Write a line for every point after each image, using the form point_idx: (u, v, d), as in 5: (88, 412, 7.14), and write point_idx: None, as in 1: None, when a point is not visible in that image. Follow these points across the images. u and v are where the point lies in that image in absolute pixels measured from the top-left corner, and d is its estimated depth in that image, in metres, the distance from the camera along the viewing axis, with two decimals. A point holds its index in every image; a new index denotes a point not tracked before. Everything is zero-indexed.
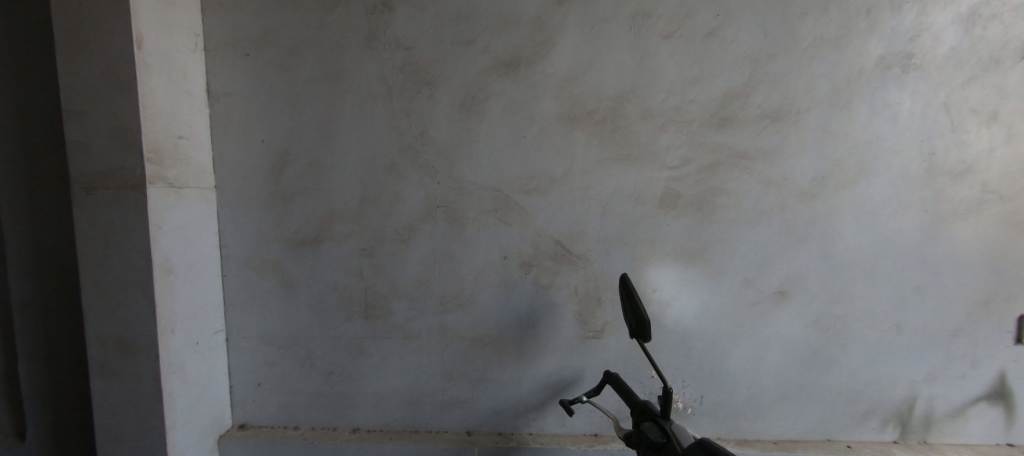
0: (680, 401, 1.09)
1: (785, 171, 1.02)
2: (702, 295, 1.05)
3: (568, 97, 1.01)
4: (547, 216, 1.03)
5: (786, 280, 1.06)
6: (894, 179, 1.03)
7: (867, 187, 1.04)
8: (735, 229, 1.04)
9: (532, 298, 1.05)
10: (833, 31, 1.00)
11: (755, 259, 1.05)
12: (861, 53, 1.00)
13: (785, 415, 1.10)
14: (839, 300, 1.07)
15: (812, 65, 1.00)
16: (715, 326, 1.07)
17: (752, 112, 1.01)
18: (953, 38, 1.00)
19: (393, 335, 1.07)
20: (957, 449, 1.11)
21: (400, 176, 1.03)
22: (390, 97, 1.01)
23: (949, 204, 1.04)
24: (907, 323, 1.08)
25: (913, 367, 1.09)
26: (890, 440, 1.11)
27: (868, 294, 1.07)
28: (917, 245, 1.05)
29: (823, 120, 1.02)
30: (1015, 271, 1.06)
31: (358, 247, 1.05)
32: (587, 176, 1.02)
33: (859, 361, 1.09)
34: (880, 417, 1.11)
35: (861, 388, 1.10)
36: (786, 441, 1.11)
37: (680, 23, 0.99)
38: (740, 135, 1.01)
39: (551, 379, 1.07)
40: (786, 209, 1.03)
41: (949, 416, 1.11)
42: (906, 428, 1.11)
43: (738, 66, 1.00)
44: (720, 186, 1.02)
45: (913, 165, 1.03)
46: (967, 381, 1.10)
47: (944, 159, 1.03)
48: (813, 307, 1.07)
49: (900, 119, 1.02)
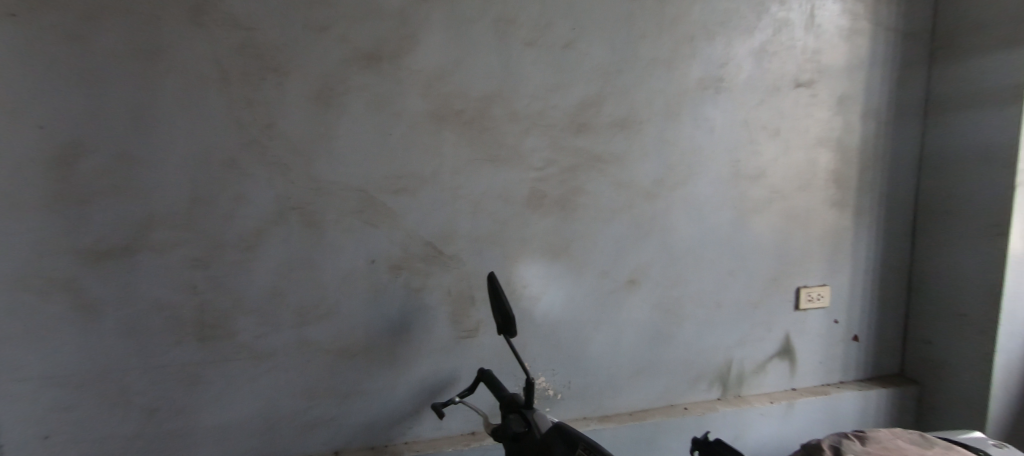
0: (551, 388, 1.16)
1: (631, 174, 1.16)
2: (567, 288, 1.14)
3: (436, 96, 0.99)
4: (417, 217, 1.00)
5: (635, 269, 1.20)
6: (712, 182, 1.25)
7: (693, 187, 1.23)
8: (594, 226, 1.14)
9: (403, 302, 1.02)
10: (666, 53, 1.16)
11: (611, 252, 1.17)
12: (685, 74, 1.19)
13: (638, 388, 1.25)
14: (676, 284, 1.25)
15: (650, 81, 1.15)
16: (578, 315, 1.16)
17: (603, 120, 1.12)
18: (748, 67, 1.26)
19: (240, 356, 0.94)
20: (759, 398, 1.41)
21: (243, 174, 0.90)
22: (226, 82, 0.87)
23: (749, 202, 1.31)
24: (724, 300, 1.32)
25: (729, 336, 1.35)
26: (714, 398, 1.36)
27: (696, 277, 1.28)
28: (728, 235, 1.30)
29: (660, 129, 1.18)
30: (792, 252, 1.42)
31: (188, 257, 0.89)
32: (457, 176, 1.02)
33: (692, 335, 1.29)
34: (707, 379, 1.34)
35: (694, 357, 1.31)
36: (639, 411, 1.26)
37: (540, 32, 1.05)
38: (595, 140, 1.12)
39: (426, 383, 1.05)
40: (634, 207, 1.18)
41: (754, 372, 1.40)
42: (725, 385, 1.37)
43: (592, 77, 1.10)
44: (579, 187, 1.12)
45: (725, 170, 1.26)
46: (765, 342, 1.41)
47: (745, 166, 1.29)
48: (657, 291, 1.23)
49: (714, 131, 1.24)
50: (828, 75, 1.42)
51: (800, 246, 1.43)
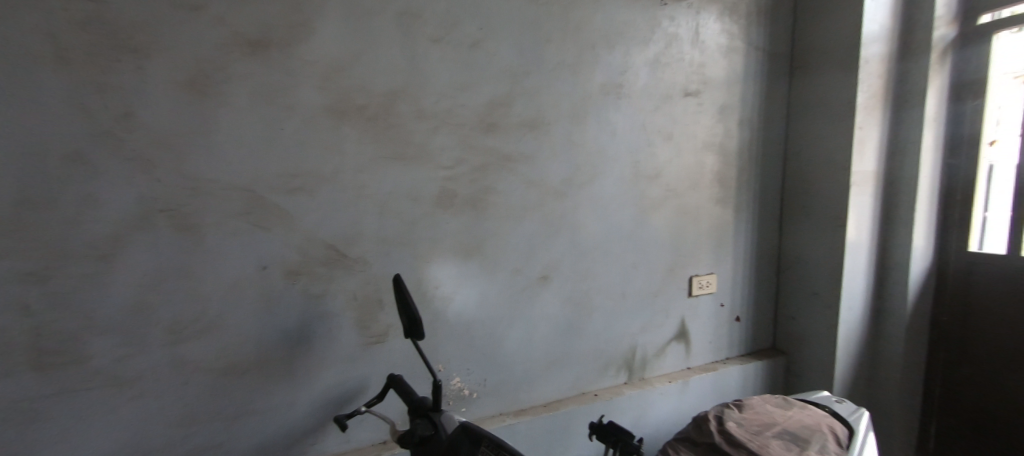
0: (466, 388, 1.16)
1: (541, 173, 1.20)
2: (481, 286, 1.14)
3: (335, 89, 0.93)
4: (316, 219, 0.94)
5: (547, 265, 1.24)
6: (616, 181, 1.35)
7: (599, 186, 1.31)
8: (506, 224, 1.16)
9: (303, 310, 0.94)
10: (571, 58, 1.22)
11: (523, 250, 1.20)
12: (589, 80, 1.26)
13: (551, 380, 1.30)
14: (585, 278, 1.32)
15: (557, 84, 1.20)
16: (492, 313, 1.17)
17: (512, 120, 1.14)
18: (644, 76, 1.38)
19: (95, 385, 0.79)
20: (660, 379, 1.55)
21: (93, 171, 0.76)
22: (66, 61, 0.72)
23: (648, 200, 1.43)
24: (628, 291, 1.43)
25: (633, 324, 1.46)
26: (621, 382, 1.46)
27: (603, 271, 1.36)
28: (631, 231, 1.41)
29: (567, 131, 1.23)
30: (685, 245, 1.58)
31: (15, 271, 0.71)
32: (361, 175, 0.97)
33: (601, 325, 1.38)
34: (615, 366, 1.44)
35: (603, 346, 1.40)
36: (553, 402, 1.31)
37: (447, 29, 1.04)
38: (506, 140, 1.14)
39: (331, 394, 0.99)
40: (545, 205, 1.22)
41: (656, 355, 1.54)
42: (631, 370, 1.48)
43: (501, 78, 1.12)
44: (490, 186, 1.13)
45: (626, 170, 1.37)
46: (664, 328, 1.55)
47: (644, 166, 1.41)
48: (568, 286, 1.29)
49: (617, 134, 1.33)
50: (710, 86, 1.61)
51: (691, 239, 1.60)
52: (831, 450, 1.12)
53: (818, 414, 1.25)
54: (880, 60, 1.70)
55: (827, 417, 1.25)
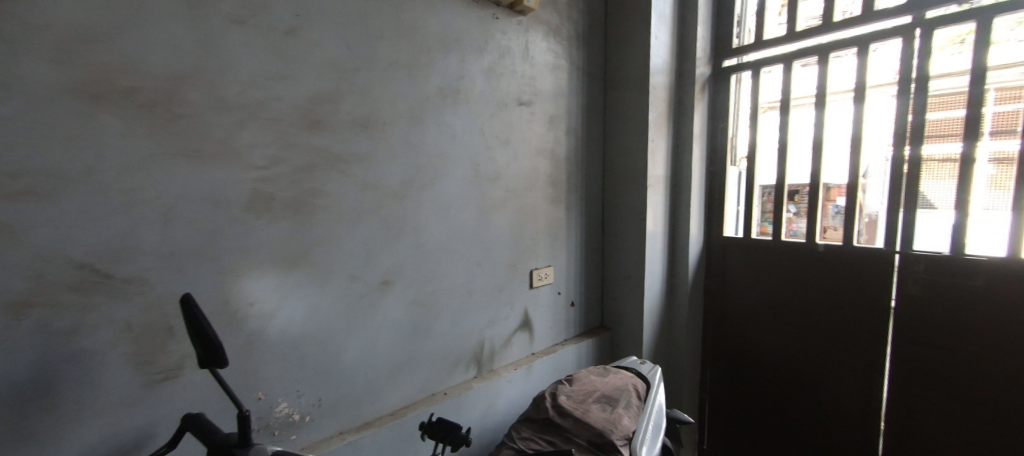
0: (296, 413, 1.09)
1: (376, 174, 1.19)
2: (310, 298, 1.09)
3: (84, 65, 0.79)
4: (64, 231, 0.79)
5: (388, 270, 1.25)
6: (457, 182, 1.42)
7: (440, 188, 1.37)
8: (337, 229, 1.13)
9: (38, 352, 0.78)
10: (405, 58, 1.24)
11: (360, 256, 1.18)
12: (426, 82, 1.30)
13: (399, 388, 1.30)
14: (430, 280, 1.37)
15: (390, 83, 1.21)
16: (325, 325, 1.13)
17: (341, 117, 1.11)
18: (481, 83, 1.49)
19: None
20: (507, 367, 1.71)
21: None
22: None
23: (489, 201, 1.56)
24: (475, 288, 1.54)
25: (481, 320, 1.57)
26: (471, 377, 1.55)
27: (448, 271, 1.43)
28: (474, 231, 1.51)
29: (404, 132, 1.25)
30: (524, 241, 1.76)
31: None
32: (133, 174, 0.85)
33: (448, 325, 1.44)
34: (465, 362, 1.52)
35: (452, 344, 1.46)
36: (401, 409, 1.31)
37: (253, 11, 0.97)
38: (333, 138, 1.10)
39: (99, 446, 0.85)
40: (383, 207, 1.22)
41: (502, 346, 1.69)
42: (480, 364, 1.59)
43: (325, 71, 1.08)
44: (317, 188, 1.08)
45: (467, 173, 1.46)
46: (508, 320, 1.71)
47: (484, 169, 1.53)
48: (412, 289, 1.32)
49: (457, 137, 1.40)
50: (542, 98, 1.80)
51: (529, 236, 1.79)
52: (634, 403, 1.37)
53: (626, 377, 1.52)
54: (664, 88, 2.14)
55: (632, 378, 1.52)
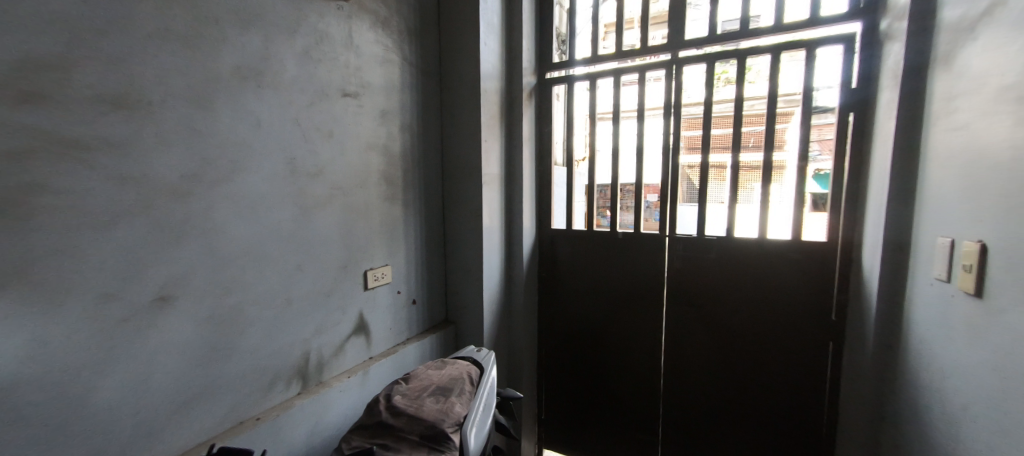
0: None
1: (144, 166, 1.07)
2: (38, 329, 0.93)
3: None
4: None
5: (165, 285, 1.13)
6: (265, 176, 1.34)
7: (241, 183, 1.28)
8: (79, 237, 0.98)
9: None
10: (183, 29, 1.13)
11: (120, 268, 1.04)
12: (214, 61, 1.19)
13: (189, 421, 1.19)
14: (229, 293, 1.27)
15: (158, 56, 1.08)
16: (69, 362, 0.98)
17: (83, 92, 0.97)
18: (292, 68, 1.41)
19: None
20: (339, 377, 1.63)
21: None
22: None
23: (310, 198, 1.50)
24: (295, 296, 1.46)
25: (303, 331, 1.50)
26: (294, 394, 1.47)
27: (256, 279, 1.34)
28: (292, 231, 1.44)
29: (185, 117, 1.14)
30: (356, 241, 1.72)
31: None
32: None
33: (258, 341, 1.35)
34: (284, 379, 1.44)
35: (265, 362, 1.38)
36: (194, 446, 1.21)
37: None
38: (70, 120, 0.95)
39: None
40: (153, 206, 1.09)
41: (333, 355, 1.62)
42: (305, 379, 1.51)
43: (52, 33, 0.92)
44: (40, 182, 0.92)
45: (279, 167, 1.38)
46: (340, 326, 1.65)
47: (302, 163, 1.46)
48: (203, 306, 1.20)
49: (262, 126, 1.32)
50: (370, 90, 1.77)
51: (362, 235, 1.75)
52: (466, 390, 1.45)
53: (462, 366, 1.60)
54: (496, 92, 2.29)
55: (467, 366, 1.61)
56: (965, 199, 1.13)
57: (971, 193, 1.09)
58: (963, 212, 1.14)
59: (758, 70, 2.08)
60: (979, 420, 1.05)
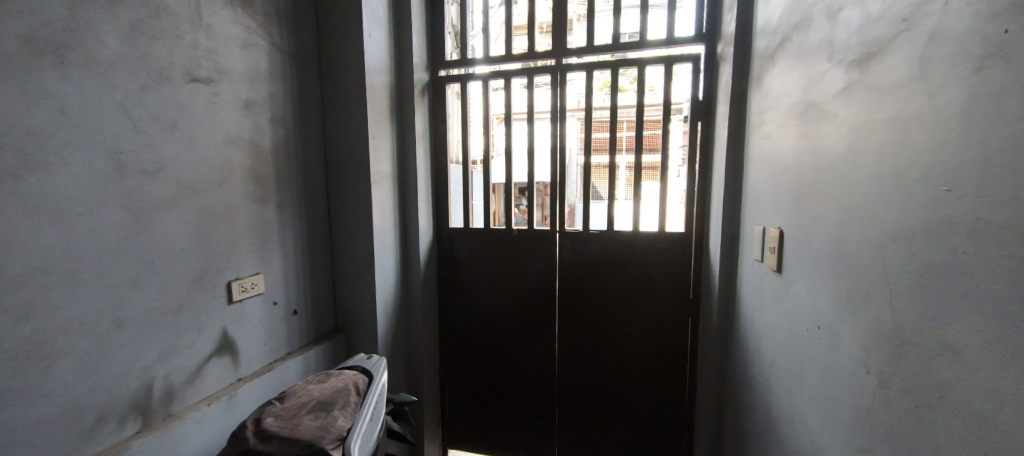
0: None
1: None
2: None
3: None
4: None
5: None
6: (79, 175, 1.15)
7: (42, 181, 1.08)
8: None
9: None
10: None
11: None
12: None
13: None
14: (27, 321, 1.07)
15: None
16: None
17: None
18: (115, 44, 1.23)
19: None
20: (196, 406, 1.45)
21: None
22: None
23: (146, 200, 1.30)
24: (128, 319, 1.27)
25: (144, 357, 1.31)
26: (132, 433, 1.28)
27: (69, 300, 1.14)
28: (121, 240, 1.24)
29: None
30: (216, 249, 1.53)
31: None
32: None
33: (73, 377, 1.15)
34: (117, 416, 1.25)
35: (86, 399, 1.18)
36: None
37: None
38: None
39: None
40: None
41: (188, 382, 1.44)
42: (148, 414, 1.32)
43: None
44: None
45: (101, 163, 1.19)
46: (196, 347, 1.46)
47: (133, 158, 1.27)
48: None
49: (70, 112, 1.13)
50: (227, 77, 1.58)
51: (223, 242, 1.56)
52: (352, 401, 1.38)
53: (348, 376, 1.51)
54: (384, 87, 2.19)
55: (355, 375, 1.53)
56: (771, 194, 1.41)
57: (776, 190, 1.35)
58: (770, 204, 1.41)
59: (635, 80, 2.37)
60: (778, 371, 1.31)
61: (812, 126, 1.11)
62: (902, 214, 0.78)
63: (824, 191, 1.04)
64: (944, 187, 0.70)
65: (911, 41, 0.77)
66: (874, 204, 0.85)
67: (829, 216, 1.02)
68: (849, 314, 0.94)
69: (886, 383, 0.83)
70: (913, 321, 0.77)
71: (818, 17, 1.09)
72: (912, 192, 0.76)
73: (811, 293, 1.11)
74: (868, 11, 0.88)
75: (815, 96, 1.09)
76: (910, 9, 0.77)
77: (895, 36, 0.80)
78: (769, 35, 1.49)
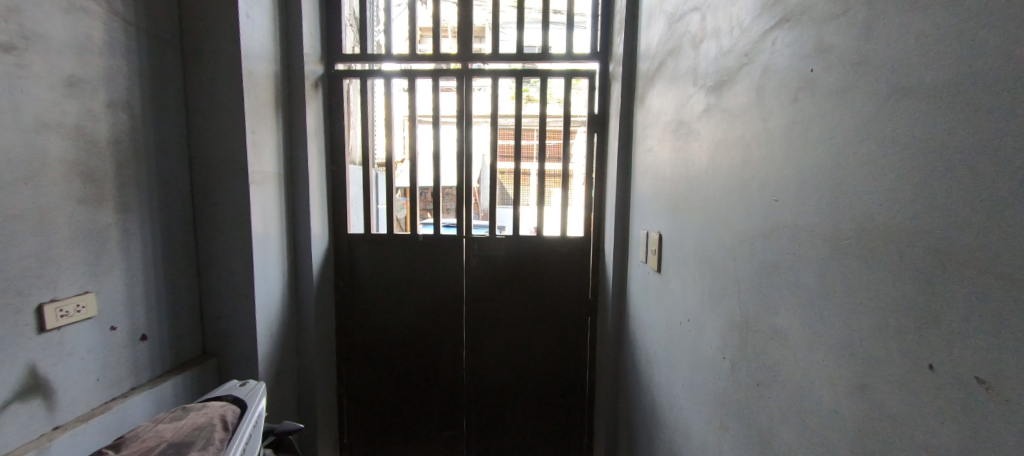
0: None
1: None
2: None
3: None
4: None
5: None
6: None
7: None
8: None
9: None
10: None
11: None
12: None
13: None
14: None
15: None
16: None
17: None
18: None
19: None
20: None
21: None
22: None
23: None
24: None
25: None
26: None
27: None
28: None
29: None
30: (16, 263, 1.21)
31: None
32: None
33: None
34: None
35: None
36: None
37: None
38: None
39: None
40: None
41: None
42: None
43: None
44: None
45: None
46: None
47: None
48: None
49: None
50: (40, 47, 1.27)
51: (29, 255, 1.24)
52: (215, 439, 1.18)
53: (213, 409, 1.30)
54: (267, 76, 1.94)
55: (222, 407, 1.32)
56: (653, 201, 1.55)
57: (656, 197, 1.50)
58: (652, 210, 1.56)
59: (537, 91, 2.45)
60: (659, 362, 1.44)
61: (682, 141, 1.24)
62: (748, 221, 0.90)
63: (692, 200, 1.17)
64: (774, 197, 0.82)
65: (751, 73, 0.90)
66: (728, 211, 0.98)
67: (696, 222, 1.15)
68: (710, 308, 1.07)
69: (737, 366, 0.95)
70: (755, 312, 0.89)
71: (686, 46, 1.22)
72: (755, 201, 0.88)
73: (683, 290, 1.23)
74: (721, 44, 1.01)
75: (684, 116, 1.22)
76: (750, 46, 0.90)
77: (740, 68, 0.94)
78: (650, 58, 1.64)
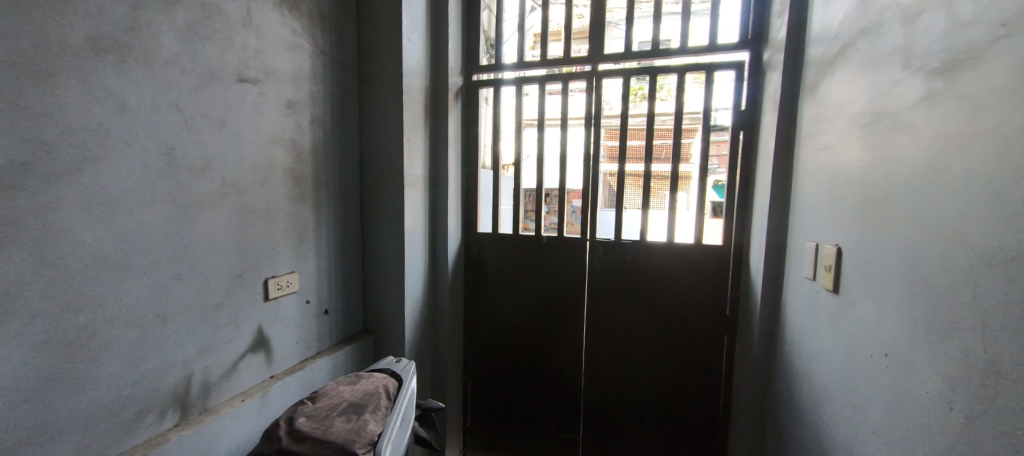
0: None
1: None
2: None
3: None
4: None
5: None
6: (133, 171, 1.21)
7: (103, 173, 1.15)
8: None
9: None
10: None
11: None
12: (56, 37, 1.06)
13: None
14: (79, 310, 1.13)
15: None
16: None
17: None
18: (172, 44, 1.29)
19: None
20: (230, 402, 1.50)
21: None
22: None
23: (194, 196, 1.36)
24: (169, 312, 1.32)
25: (183, 348, 1.36)
26: (170, 425, 1.34)
27: (119, 295, 1.20)
28: (166, 235, 1.30)
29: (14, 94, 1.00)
30: (254, 245, 1.57)
31: None
32: None
33: (117, 367, 1.21)
34: (157, 410, 1.31)
35: (132, 391, 1.25)
36: None
37: None
38: None
39: None
40: None
41: (223, 378, 1.49)
42: (185, 408, 1.38)
43: None
44: None
45: (153, 160, 1.25)
46: (232, 343, 1.51)
47: (183, 155, 1.33)
48: (38, 327, 1.06)
49: (126, 110, 1.19)
50: (272, 77, 1.62)
51: (260, 240, 1.60)
52: (382, 405, 1.38)
53: (378, 379, 1.51)
54: (420, 90, 2.19)
55: (385, 378, 1.53)
56: (828, 209, 1.32)
57: (834, 203, 1.27)
58: (826, 219, 1.32)
59: (671, 88, 2.28)
60: (832, 399, 1.22)
61: (881, 136, 1.03)
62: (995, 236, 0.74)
63: (897, 208, 0.96)
64: None
65: (1014, 49, 0.71)
66: (963, 223, 0.79)
67: (902, 236, 0.94)
68: (924, 342, 0.87)
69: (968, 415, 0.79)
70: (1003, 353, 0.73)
71: (892, 22, 1.01)
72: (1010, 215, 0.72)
73: (877, 317, 1.02)
74: (957, 14, 0.81)
75: (886, 106, 1.01)
76: (1014, 14, 0.71)
77: (991, 43, 0.75)
78: (827, 41, 1.40)
